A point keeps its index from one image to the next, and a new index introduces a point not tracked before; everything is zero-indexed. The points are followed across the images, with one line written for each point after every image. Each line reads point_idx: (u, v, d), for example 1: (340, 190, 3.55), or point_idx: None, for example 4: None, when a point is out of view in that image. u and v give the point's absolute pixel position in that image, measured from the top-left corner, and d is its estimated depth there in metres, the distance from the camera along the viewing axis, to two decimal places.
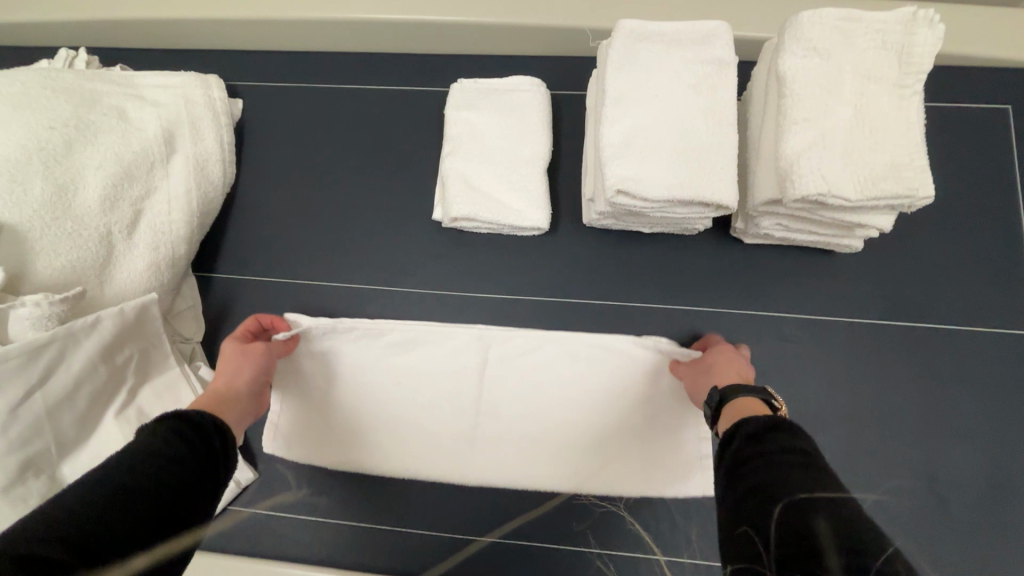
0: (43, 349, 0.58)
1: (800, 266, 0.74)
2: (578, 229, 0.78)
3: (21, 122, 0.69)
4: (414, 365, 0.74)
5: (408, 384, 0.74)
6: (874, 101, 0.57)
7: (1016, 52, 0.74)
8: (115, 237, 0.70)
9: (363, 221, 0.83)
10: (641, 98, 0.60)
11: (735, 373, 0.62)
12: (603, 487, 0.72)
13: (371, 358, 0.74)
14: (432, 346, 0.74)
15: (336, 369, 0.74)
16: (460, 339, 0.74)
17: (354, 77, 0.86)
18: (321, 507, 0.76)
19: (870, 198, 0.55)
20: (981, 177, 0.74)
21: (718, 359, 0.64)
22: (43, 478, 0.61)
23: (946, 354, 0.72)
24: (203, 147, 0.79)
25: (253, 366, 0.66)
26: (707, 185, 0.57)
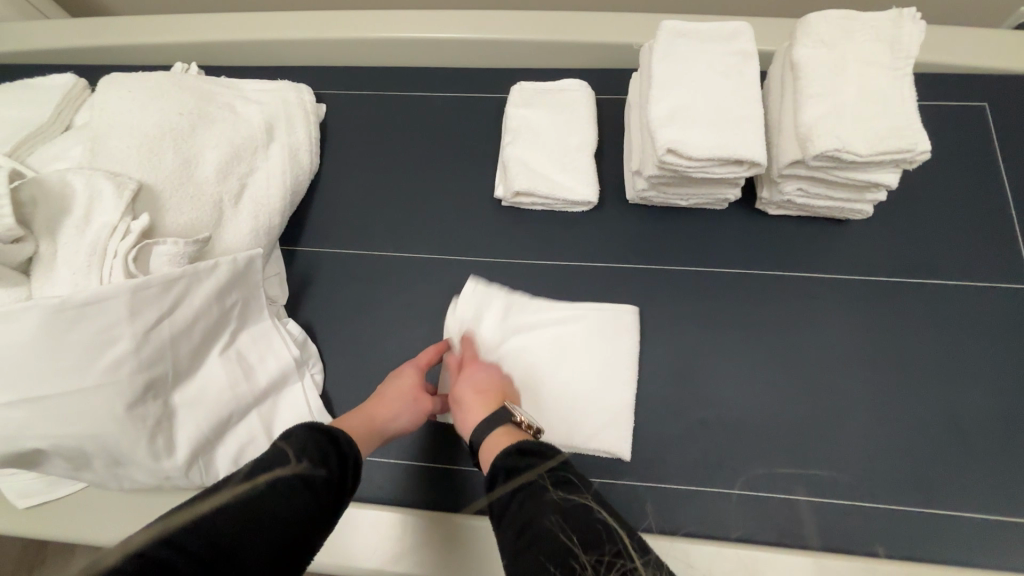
0: (175, 281, 0.68)
1: (818, 233, 0.84)
2: (621, 204, 0.89)
3: (156, 107, 0.82)
4: (561, 335, 0.81)
5: (548, 361, 0.80)
6: (876, 79, 0.69)
7: (984, 59, 0.88)
8: (226, 204, 0.81)
9: (429, 201, 0.93)
10: (682, 80, 0.73)
11: (475, 404, 0.68)
12: (725, 450, 0.76)
13: (527, 330, 0.82)
14: (572, 320, 0.82)
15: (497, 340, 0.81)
16: (591, 313, 0.82)
17: (422, 84, 1.01)
18: (393, 450, 0.81)
19: (878, 153, 0.66)
20: (969, 158, 0.86)
21: (466, 389, 0.70)
22: (159, 401, 0.68)
23: (957, 305, 0.79)
24: (296, 139, 0.92)
25: (410, 418, 0.73)
26: (740, 146, 0.69)
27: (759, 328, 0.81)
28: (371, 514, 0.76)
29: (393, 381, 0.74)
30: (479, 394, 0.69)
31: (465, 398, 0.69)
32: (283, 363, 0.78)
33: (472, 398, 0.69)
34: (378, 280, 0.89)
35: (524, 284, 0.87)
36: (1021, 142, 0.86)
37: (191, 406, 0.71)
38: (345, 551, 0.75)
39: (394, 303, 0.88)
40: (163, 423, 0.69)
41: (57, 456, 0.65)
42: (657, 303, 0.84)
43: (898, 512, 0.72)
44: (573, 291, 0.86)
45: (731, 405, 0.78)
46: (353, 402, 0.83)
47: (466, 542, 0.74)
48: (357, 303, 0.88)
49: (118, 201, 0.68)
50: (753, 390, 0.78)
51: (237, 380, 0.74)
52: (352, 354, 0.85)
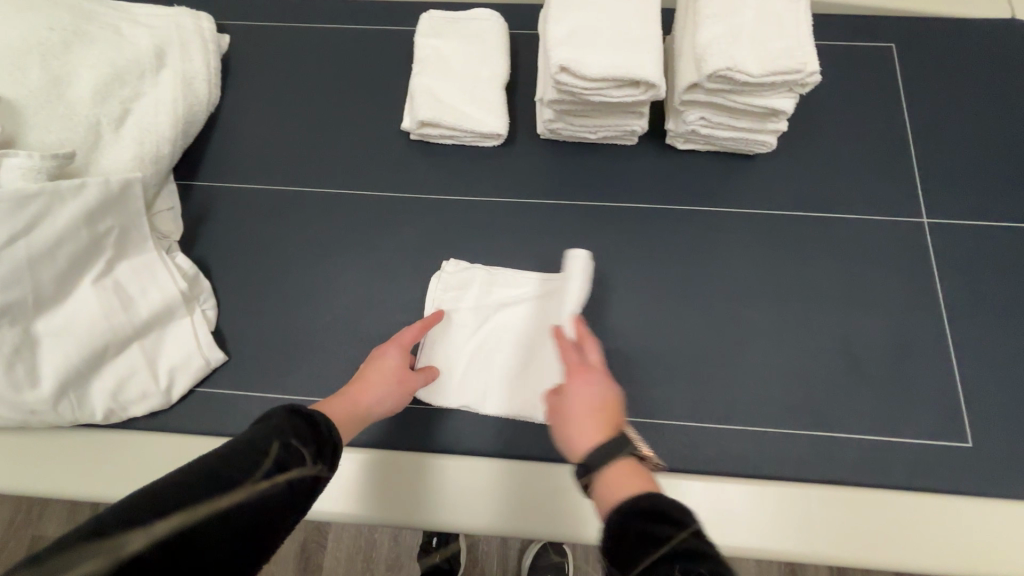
0: (30, 199, 0.63)
1: (726, 168, 0.84)
2: (532, 139, 0.87)
3: (23, 21, 0.75)
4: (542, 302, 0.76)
5: (530, 330, 0.75)
6: (771, 3, 0.69)
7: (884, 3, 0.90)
8: (104, 128, 0.76)
9: (336, 135, 0.89)
10: (581, 2, 0.71)
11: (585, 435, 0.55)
12: (627, 380, 0.76)
13: (512, 299, 0.77)
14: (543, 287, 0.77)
15: (486, 310, 0.77)
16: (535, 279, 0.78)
17: (332, 15, 0.96)
18: (292, 386, 0.77)
19: (772, 74, 0.66)
20: (872, 98, 0.87)
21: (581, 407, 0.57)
22: (17, 328, 0.64)
23: (856, 237, 0.81)
24: (191, 66, 0.86)
25: (396, 400, 0.68)
26: (635, 66, 0.67)
27: (666, 262, 0.81)
28: None
29: (374, 366, 0.68)
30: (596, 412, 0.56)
31: (582, 423, 0.56)
32: (169, 296, 0.73)
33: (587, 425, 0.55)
34: (280, 215, 0.85)
35: (432, 220, 0.84)
36: (921, 83, 0.88)
37: (57, 335, 0.67)
38: None
39: (297, 239, 0.84)
40: (25, 351, 0.65)
41: None
42: (566, 237, 0.83)
43: (791, 436, 0.73)
44: (480, 225, 0.84)
45: (634, 337, 0.78)
46: (250, 339, 0.79)
47: (359, 476, 0.73)
48: (258, 240, 0.84)
49: None
50: (656, 323, 0.78)
51: (114, 311, 0.70)
52: (251, 290, 0.82)
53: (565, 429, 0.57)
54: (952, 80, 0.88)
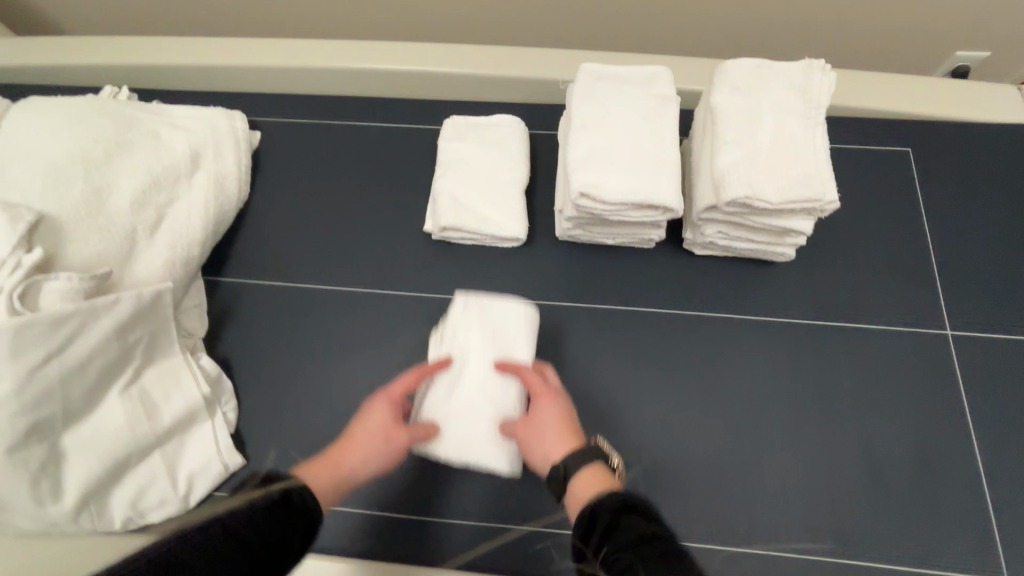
0: (67, 319, 0.65)
1: (744, 273, 0.84)
2: (550, 241, 0.88)
3: (70, 134, 0.79)
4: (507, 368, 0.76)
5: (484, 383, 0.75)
6: (788, 127, 0.70)
7: (903, 105, 0.90)
8: (139, 235, 0.78)
9: (359, 232, 0.92)
10: (599, 124, 0.73)
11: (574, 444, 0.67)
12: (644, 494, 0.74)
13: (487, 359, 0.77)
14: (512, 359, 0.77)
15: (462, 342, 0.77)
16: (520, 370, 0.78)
17: (359, 114, 1.00)
18: None
19: (788, 202, 0.67)
20: (889, 202, 0.88)
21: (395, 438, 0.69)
22: (45, 445, 0.65)
23: (876, 347, 0.80)
24: (223, 168, 0.90)
25: (385, 458, 0.69)
26: (654, 192, 0.69)
27: (685, 368, 0.80)
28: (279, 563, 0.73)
29: (363, 424, 0.71)
30: (558, 421, 0.68)
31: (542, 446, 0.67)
32: (191, 400, 0.75)
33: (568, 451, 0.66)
34: (302, 312, 0.87)
35: None
36: (940, 189, 0.88)
37: (83, 447, 0.68)
38: None
39: (317, 336, 0.86)
40: (50, 466, 0.66)
41: None
42: (582, 342, 0.83)
43: (812, 560, 0.70)
44: None
45: (651, 448, 0.76)
46: (267, 440, 0.80)
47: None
48: (280, 337, 0.86)
49: (8, 235, 0.65)
50: (673, 433, 0.77)
51: (138, 420, 0.71)
52: (270, 388, 0.83)
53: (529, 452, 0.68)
54: (969, 186, 0.88)
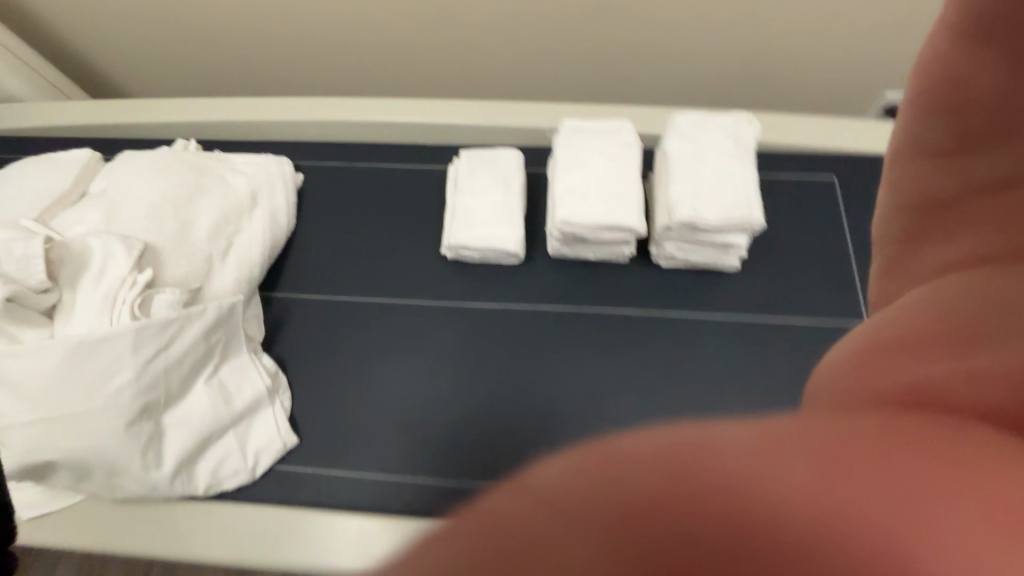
0: (171, 323, 0.84)
1: (702, 281, 1.04)
2: (545, 257, 1.08)
3: (161, 182, 1.01)
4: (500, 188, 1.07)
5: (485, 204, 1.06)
6: (724, 164, 0.90)
7: (815, 142, 1.11)
8: (215, 258, 0.98)
9: (388, 254, 1.12)
10: (579, 164, 0.93)
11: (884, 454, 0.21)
12: None
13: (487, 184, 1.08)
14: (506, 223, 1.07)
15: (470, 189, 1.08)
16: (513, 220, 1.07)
17: (383, 157, 1.21)
18: (353, 461, 0.95)
19: (724, 221, 0.87)
20: (819, 220, 1.07)
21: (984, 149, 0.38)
22: (151, 422, 0.83)
23: (806, 337, 0.99)
24: (277, 204, 1.11)
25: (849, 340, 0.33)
26: (621, 216, 0.89)
27: (656, 356, 0.99)
28: (337, 521, 0.89)
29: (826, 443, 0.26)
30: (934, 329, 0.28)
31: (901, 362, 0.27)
32: (258, 390, 0.93)
33: (928, 382, 0.24)
34: (344, 318, 1.07)
35: (463, 326, 1.04)
36: (860, 206, 1.08)
37: (178, 426, 0.86)
38: (304, 551, 0.87)
39: (352, 341, 1.05)
40: (154, 439, 0.84)
41: (64, 467, 0.80)
42: (573, 339, 1.01)
43: None
44: (503, 331, 1.03)
45: (622, 420, 0.94)
46: (316, 421, 0.98)
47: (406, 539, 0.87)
48: (323, 344, 1.04)
49: (127, 258, 0.85)
50: (641, 407, 0.95)
51: (218, 405, 0.89)
52: (318, 383, 1.01)
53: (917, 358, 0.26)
54: None
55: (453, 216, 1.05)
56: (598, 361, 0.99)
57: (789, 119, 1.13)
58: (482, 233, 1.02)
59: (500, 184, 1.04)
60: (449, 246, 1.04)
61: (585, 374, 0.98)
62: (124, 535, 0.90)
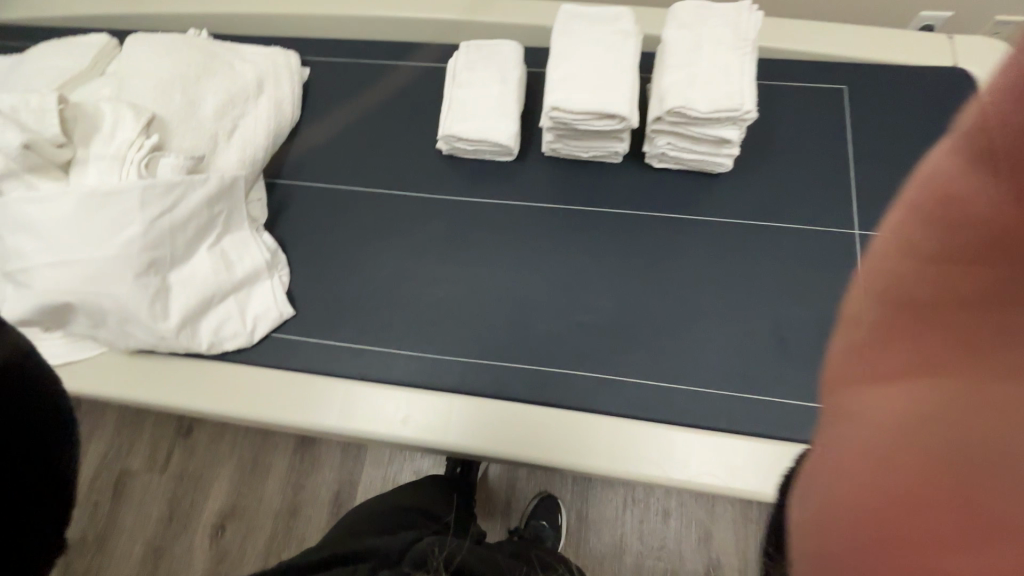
0: (174, 186, 0.89)
1: (694, 184, 1.03)
2: (539, 155, 1.08)
3: (172, 62, 1.04)
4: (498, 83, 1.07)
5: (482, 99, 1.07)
6: (722, 53, 0.88)
7: (829, 48, 1.07)
8: (220, 137, 1.02)
9: (387, 148, 1.14)
10: (573, 52, 0.92)
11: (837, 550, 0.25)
12: (596, 345, 0.96)
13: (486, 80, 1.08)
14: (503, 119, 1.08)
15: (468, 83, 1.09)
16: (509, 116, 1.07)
17: (387, 55, 1.22)
18: (344, 335, 1.01)
19: (715, 111, 0.86)
20: (823, 128, 1.04)
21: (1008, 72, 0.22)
22: (158, 277, 0.90)
23: (795, 242, 0.98)
24: (283, 93, 1.13)
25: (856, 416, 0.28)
26: (611, 104, 0.89)
27: (640, 255, 1.00)
28: (326, 383, 0.96)
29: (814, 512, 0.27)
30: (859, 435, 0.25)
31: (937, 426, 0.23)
32: (257, 263, 0.99)
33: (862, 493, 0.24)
34: (341, 206, 1.11)
35: (455, 217, 1.07)
36: (870, 116, 1.04)
37: (183, 285, 0.93)
38: (295, 407, 0.94)
39: (349, 228, 1.09)
40: (161, 294, 0.91)
41: (81, 311, 0.88)
42: (560, 234, 1.04)
43: (720, 394, 0.91)
44: (492, 225, 1.06)
45: (600, 311, 0.98)
46: (312, 298, 1.04)
47: (389, 402, 0.94)
48: (322, 228, 1.09)
49: (135, 123, 0.89)
50: (620, 300, 0.98)
51: (220, 271, 0.96)
52: (316, 262, 1.06)
53: (942, 425, 0.23)
54: (896, 116, 1.03)
55: (448, 108, 1.06)
56: (582, 256, 1.02)
57: (804, 23, 1.08)
58: (475, 124, 1.03)
59: (498, 77, 1.04)
60: (444, 138, 1.05)
61: (568, 267, 1.01)
62: (136, 385, 0.98)
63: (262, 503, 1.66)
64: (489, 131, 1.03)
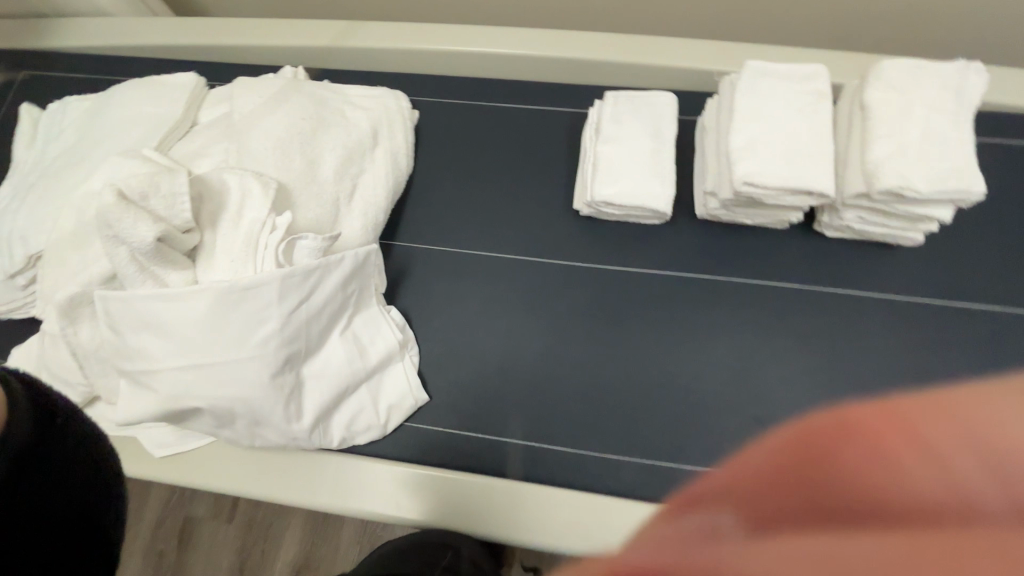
0: (312, 272, 0.78)
1: (868, 257, 0.94)
2: (691, 219, 0.99)
3: (285, 115, 0.93)
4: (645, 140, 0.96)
5: None
6: (939, 122, 0.77)
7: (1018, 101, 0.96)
8: (342, 202, 0.91)
9: (514, 205, 1.04)
10: (761, 116, 0.81)
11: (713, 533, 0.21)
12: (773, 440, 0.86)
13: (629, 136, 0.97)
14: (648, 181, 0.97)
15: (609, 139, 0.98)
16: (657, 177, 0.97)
17: (507, 97, 1.10)
18: (485, 423, 0.91)
19: (938, 192, 0.74)
20: (1008, 195, 0.95)
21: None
22: (293, 373, 0.80)
23: (985, 325, 0.89)
24: (398, 143, 1.01)
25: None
26: (812, 179, 0.77)
27: (813, 336, 0.91)
28: (470, 480, 0.86)
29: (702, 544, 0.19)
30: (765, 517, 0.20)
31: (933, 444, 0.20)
32: (390, 346, 0.88)
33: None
34: (468, 272, 1.00)
35: (598, 287, 0.97)
36: None
37: (317, 378, 0.83)
38: (441, 509, 0.84)
39: (478, 296, 0.99)
40: (295, 390, 0.81)
41: (209, 414, 0.78)
42: (720, 311, 0.94)
43: None
44: (642, 298, 0.96)
45: (774, 400, 0.88)
46: (444, 379, 0.94)
47: (511, 500, 0.84)
48: (449, 298, 0.99)
49: (264, 199, 0.78)
50: (795, 387, 0.88)
51: (354, 359, 0.85)
52: (446, 337, 0.96)
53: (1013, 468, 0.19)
54: None
55: (592, 169, 0.94)
56: (748, 336, 0.92)
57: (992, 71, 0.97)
58: (627, 188, 0.92)
59: (651, 136, 0.94)
60: (589, 201, 0.94)
61: (733, 350, 0.91)
62: (259, 480, 0.88)
63: (339, 553, 1.57)
64: (643, 195, 0.92)
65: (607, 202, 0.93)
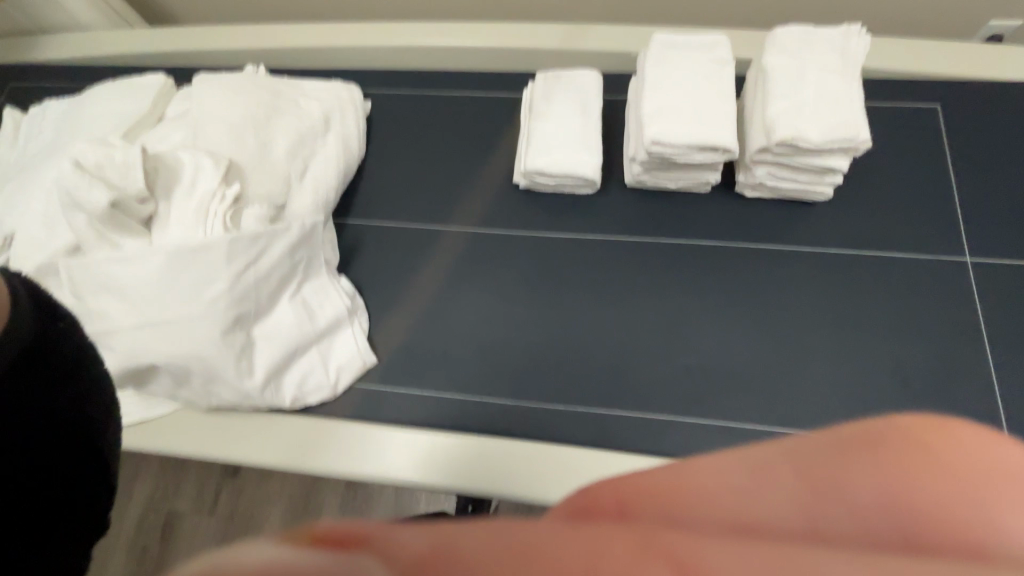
0: (258, 238, 0.85)
1: (788, 214, 0.99)
2: (622, 187, 1.05)
3: (241, 104, 1.01)
4: None
5: None
6: (829, 79, 0.84)
7: (922, 66, 1.03)
8: (293, 180, 0.98)
9: (459, 183, 1.11)
10: (669, 82, 0.88)
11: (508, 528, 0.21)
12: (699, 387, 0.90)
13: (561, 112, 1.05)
14: None
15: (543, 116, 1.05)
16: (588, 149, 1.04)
17: (453, 86, 1.18)
18: (430, 382, 0.96)
19: (829, 140, 0.81)
20: (920, 151, 1.00)
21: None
22: (243, 332, 0.86)
23: (900, 271, 0.93)
24: (350, 129, 1.09)
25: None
26: (715, 135, 0.84)
27: (737, 289, 0.96)
28: (412, 434, 0.90)
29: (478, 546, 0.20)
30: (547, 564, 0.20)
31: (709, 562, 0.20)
32: (338, 310, 0.94)
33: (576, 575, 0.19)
34: (416, 245, 1.07)
35: (535, 253, 1.03)
36: (969, 137, 1.00)
37: (268, 339, 0.89)
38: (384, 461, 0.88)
39: (424, 267, 1.05)
40: (246, 349, 0.86)
41: (165, 372, 0.84)
42: (650, 269, 0.99)
43: None
44: (576, 262, 1.02)
45: (701, 349, 0.92)
46: (392, 343, 0.99)
47: (451, 451, 0.88)
48: (397, 269, 1.05)
49: (215, 172, 0.85)
50: (722, 337, 0.93)
51: (303, 321, 0.91)
52: (394, 305, 1.02)
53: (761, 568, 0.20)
54: (996, 137, 0.99)
55: (527, 142, 1.02)
56: (678, 291, 0.97)
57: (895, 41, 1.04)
58: (558, 158, 0.99)
59: (578, 110, 1.01)
60: (524, 172, 1.01)
61: (662, 305, 0.96)
62: (216, 442, 0.93)
63: None
64: (573, 164, 0.99)
65: (540, 172, 1.00)
